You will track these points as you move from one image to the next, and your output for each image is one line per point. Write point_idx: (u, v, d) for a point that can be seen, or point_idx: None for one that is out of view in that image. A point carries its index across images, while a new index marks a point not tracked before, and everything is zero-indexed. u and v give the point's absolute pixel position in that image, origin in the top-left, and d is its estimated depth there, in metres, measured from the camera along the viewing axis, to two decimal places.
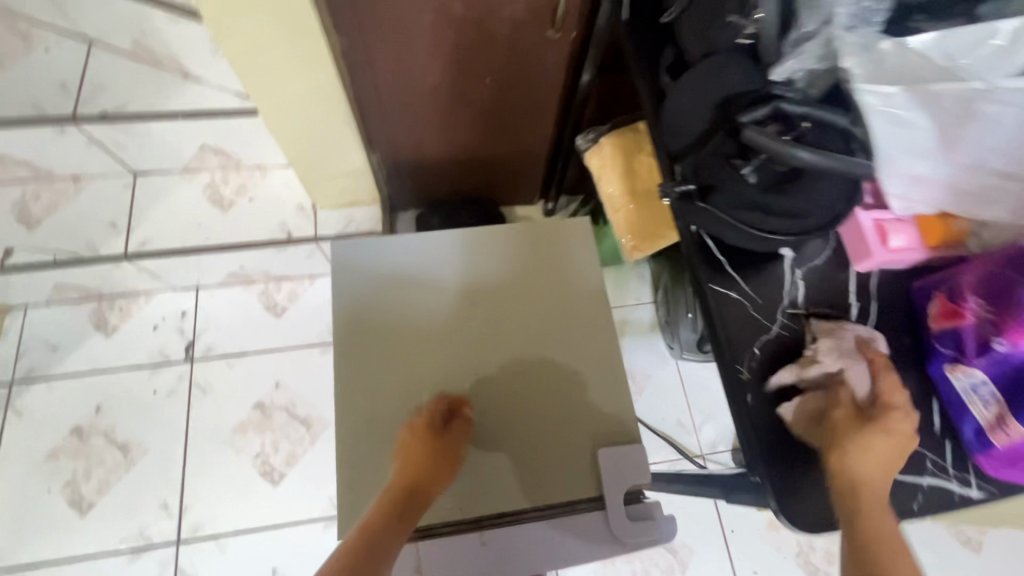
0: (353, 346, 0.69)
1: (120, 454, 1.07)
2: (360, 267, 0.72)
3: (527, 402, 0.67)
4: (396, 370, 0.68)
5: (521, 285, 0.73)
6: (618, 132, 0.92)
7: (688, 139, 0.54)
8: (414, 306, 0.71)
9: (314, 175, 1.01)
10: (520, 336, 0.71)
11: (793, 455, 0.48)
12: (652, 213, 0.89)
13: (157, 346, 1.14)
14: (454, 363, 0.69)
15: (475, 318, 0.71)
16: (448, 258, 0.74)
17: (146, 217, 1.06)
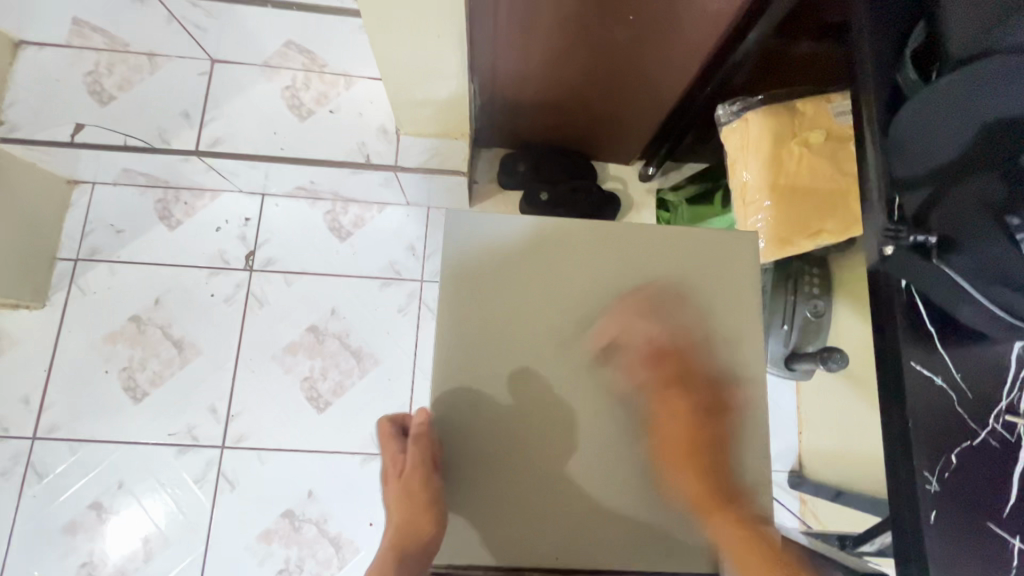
0: (459, 331, 0.61)
1: (175, 350, 1.06)
2: (477, 246, 0.63)
3: (645, 436, 0.60)
4: (504, 369, 0.61)
5: (657, 299, 0.63)
6: (769, 109, 0.76)
7: (926, 167, 0.52)
8: (533, 298, 0.62)
9: (406, 103, 0.89)
10: (652, 366, 0.61)
11: (963, 555, 0.48)
12: (792, 215, 0.76)
13: (218, 248, 1.11)
14: (570, 374, 0.61)
15: (601, 327, 0.62)
16: (579, 250, 0.64)
17: (219, 113, 0.98)
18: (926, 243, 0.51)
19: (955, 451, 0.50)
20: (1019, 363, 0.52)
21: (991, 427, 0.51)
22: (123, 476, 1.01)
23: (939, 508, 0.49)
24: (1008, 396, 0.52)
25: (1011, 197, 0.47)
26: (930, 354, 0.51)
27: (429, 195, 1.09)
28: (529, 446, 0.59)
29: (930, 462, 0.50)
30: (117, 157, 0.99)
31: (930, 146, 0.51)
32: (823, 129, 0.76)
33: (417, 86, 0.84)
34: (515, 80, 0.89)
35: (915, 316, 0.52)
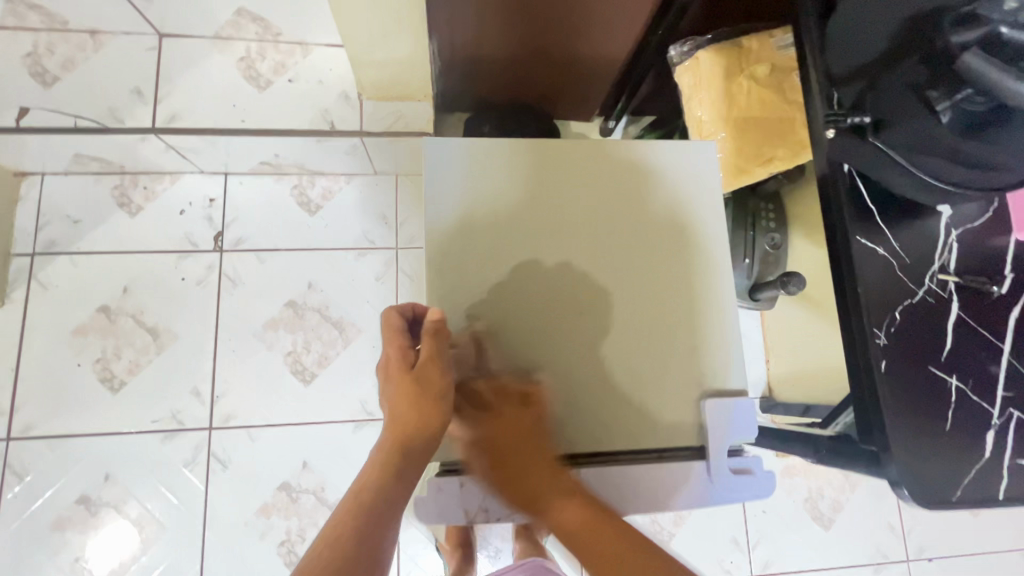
0: (450, 249, 0.64)
1: (150, 337, 1.05)
2: (455, 171, 0.65)
3: (632, 327, 0.63)
4: (495, 280, 0.63)
5: (629, 202, 0.67)
6: (718, 46, 0.81)
7: (858, 65, 0.57)
8: (517, 217, 0.65)
9: (367, 63, 0.89)
10: (630, 269, 0.65)
11: (916, 405, 0.54)
12: (746, 144, 0.81)
13: (184, 231, 1.09)
14: (556, 278, 0.64)
15: (580, 237, 0.65)
16: (552, 165, 0.67)
17: (172, 87, 0.96)
18: (861, 123, 0.56)
19: (899, 311, 0.56)
20: (947, 226, 0.58)
21: (927, 286, 0.57)
22: (110, 468, 0.99)
23: (889, 358, 0.54)
24: (939, 259, 0.58)
25: (930, 76, 0.54)
26: (872, 229, 0.57)
27: (397, 161, 1.09)
28: (525, 345, 0.62)
29: (879, 319, 0.55)
30: (67, 142, 0.95)
31: (861, 45, 0.57)
32: (768, 63, 0.81)
33: (379, 47, 0.86)
34: (469, 44, 0.87)
35: (858, 194, 0.58)
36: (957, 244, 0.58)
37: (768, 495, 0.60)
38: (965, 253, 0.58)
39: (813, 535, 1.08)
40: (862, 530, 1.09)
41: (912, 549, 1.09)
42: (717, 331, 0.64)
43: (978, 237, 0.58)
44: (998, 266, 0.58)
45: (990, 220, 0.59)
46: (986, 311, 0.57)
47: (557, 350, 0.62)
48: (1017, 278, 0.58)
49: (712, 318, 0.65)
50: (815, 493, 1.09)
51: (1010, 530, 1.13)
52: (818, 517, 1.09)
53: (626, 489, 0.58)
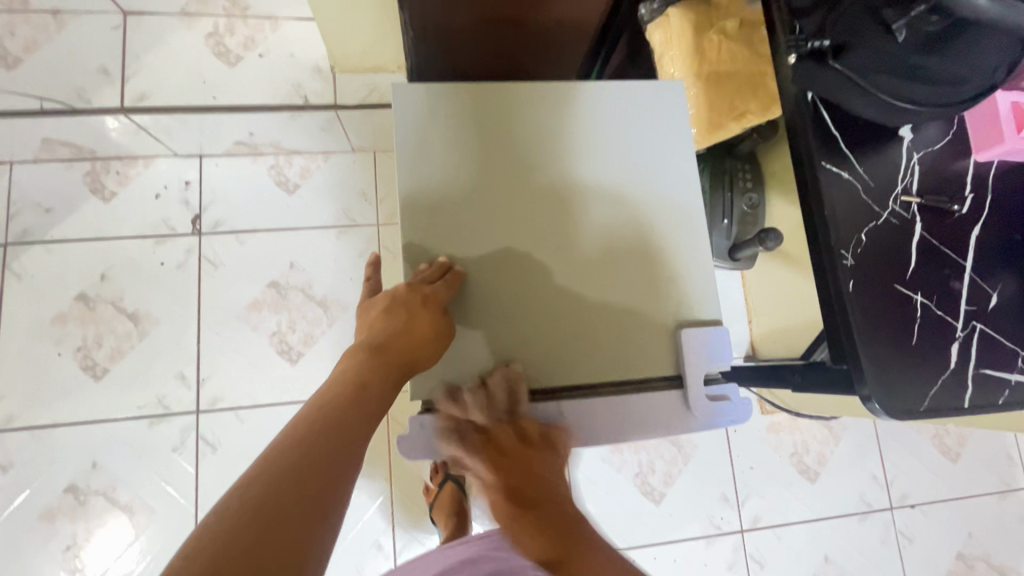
0: (426, 212, 0.64)
1: (131, 323, 1.03)
2: (415, 146, 0.65)
3: (608, 271, 0.65)
4: (472, 235, 0.64)
5: (601, 155, 0.67)
6: (687, 2, 0.81)
7: None
8: (483, 182, 0.65)
9: (338, 33, 0.87)
10: (602, 223, 0.66)
11: (884, 322, 0.55)
12: (719, 96, 0.82)
13: (161, 216, 1.07)
14: (532, 229, 0.65)
15: (548, 197, 0.66)
16: (520, 121, 0.67)
17: (140, 66, 0.92)
18: (821, 49, 0.57)
19: (864, 232, 0.57)
20: (908, 151, 0.60)
21: (891, 209, 0.58)
22: (97, 456, 0.99)
23: (856, 278, 0.55)
24: (902, 183, 0.59)
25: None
26: (837, 154, 0.58)
27: (373, 135, 1.08)
28: (507, 300, 0.63)
29: (847, 241, 0.57)
30: (38, 123, 0.93)
31: None
32: (737, 17, 0.82)
33: (351, 18, 0.85)
34: (438, 16, 0.87)
35: (823, 124, 0.59)
36: (919, 168, 0.60)
37: (743, 421, 0.64)
38: (926, 177, 0.60)
39: (800, 487, 1.10)
40: (847, 479, 1.12)
41: (895, 496, 1.13)
42: (691, 273, 0.66)
43: (939, 162, 0.60)
44: (960, 189, 0.60)
45: (950, 145, 0.61)
46: (950, 234, 0.58)
47: (537, 301, 0.63)
48: (978, 201, 0.59)
49: (684, 262, 0.66)
50: (800, 448, 1.11)
51: (990, 475, 1.16)
52: (804, 471, 1.11)
53: (601, 420, 0.62)
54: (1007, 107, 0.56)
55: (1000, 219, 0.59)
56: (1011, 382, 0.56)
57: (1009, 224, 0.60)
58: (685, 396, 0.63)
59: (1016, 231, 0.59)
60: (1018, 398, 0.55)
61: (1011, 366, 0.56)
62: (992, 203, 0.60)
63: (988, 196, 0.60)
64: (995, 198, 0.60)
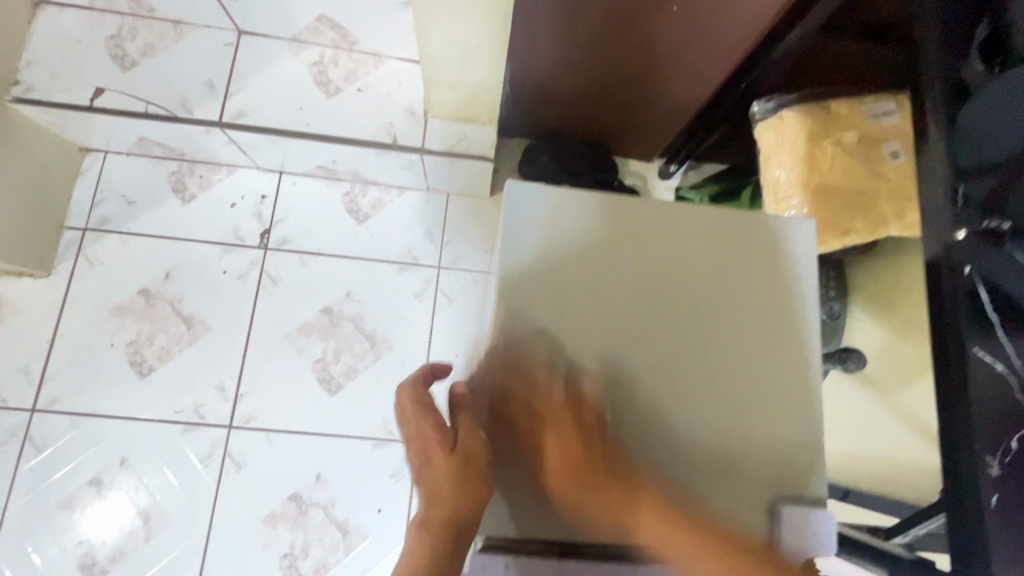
0: (521, 308, 0.59)
1: (184, 326, 1.04)
2: (533, 225, 0.61)
3: (710, 411, 0.58)
4: (570, 335, 0.59)
5: (719, 281, 0.62)
6: (807, 107, 0.78)
7: (991, 159, 0.54)
8: (593, 280, 0.61)
9: (440, 82, 0.86)
10: (712, 354, 0.60)
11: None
12: (825, 210, 0.77)
13: (233, 225, 1.09)
14: (635, 343, 0.59)
15: (658, 313, 0.60)
16: (637, 231, 0.62)
17: (246, 84, 0.96)
18: (997, 228, 0.53)
19: (1014, 439, 0.50)
20: None
21: None
22: (125, 453, 0.98)
23: (1000, 493, 0.49)
24: None
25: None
26: (991, 336, 0.52)
27: (451, 180, 1.07)
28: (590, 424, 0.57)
29: (993, 448, 0.50)
30: (133, 124, 0.96)
31: (992, 140, 0.54)
32: (856, 129, 0.77)
33: (456, 73, 0.84)
34: (541, 72, 0.91)
35: (981, 308, 0.52)
36: None
37: None
38: None
39: None
40: None
41: None
42: (801, 434, 0.59)
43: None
44: None
45: None
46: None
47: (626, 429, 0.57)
48: None
49: (789, 414, 0.59)
50: None
51: None
52: None
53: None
54: None
55: None
56: None
57: None
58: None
59: None
60: None
61: None
62: None
63: None
64: None
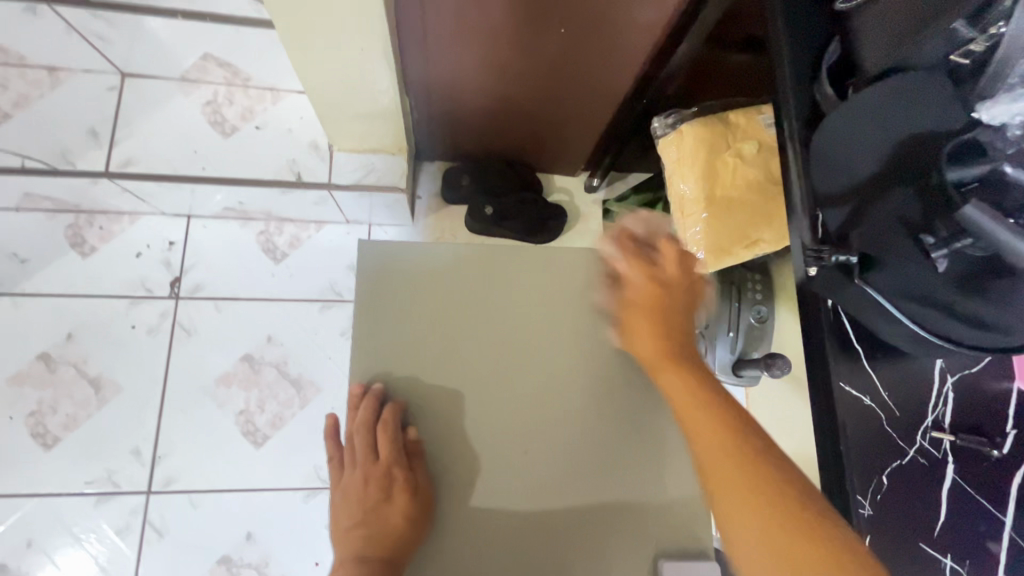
0: (382, 368, 0.55)
1: (91, 390, 0.98)
2: (396, 276, 0.57)
3: (587, 462, 0.55)
4: (437, 392, 0.55)
5: (594, 326, 0.59)
6: (704, 120, 0.76)
7: (849, 185, 0.43)
8: (461, 331, 0.56)
9: (337, 117, 0.82)
10: (586, 401, 0.57)
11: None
12: (730, 222, 0.76)
13: (139, 276, 1.02)
14: (507, 396, 0.55)
15: (530, 363, 0.57)
16: (504, 279, 0.59)
17: (132, 130, 0.91)
18: (848, 262, 0.42)
19: (885, 472, 0.48)
20: (941, 376, 0.48)
21: (918, 444, 0.48)
22: (33, 533, 0.91)
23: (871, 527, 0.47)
24: (934, 410, 0.49)
25: (928, 212, 0.39)
26: (854, 368, 0.47)
27: (369, 212, 1.02)
28: (461, 488, 0.53)
29: (862, 486, 0.47)
30: (14, 183, 0.89)
31: (847, 160, 0.43)
32: (756, 140, 0.77)
33: (349, 107, 0.80)
34: (445, 94, 0.88)
35: (845, 338, 0.47)
36: (955, 395, 0.48)
37: None
38: (966, 404, 0.49)
39: None
40: None
41: None
42: (681, 481, 0.56)
43: (975, 381, 0.48)
44: (996, 421, 0.48)
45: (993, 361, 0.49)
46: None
47: (500, 492, 0.53)
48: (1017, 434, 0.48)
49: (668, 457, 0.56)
50: None
51: None
52: None
53: None
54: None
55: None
56: None
57: None
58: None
59: None
60: None
61: None
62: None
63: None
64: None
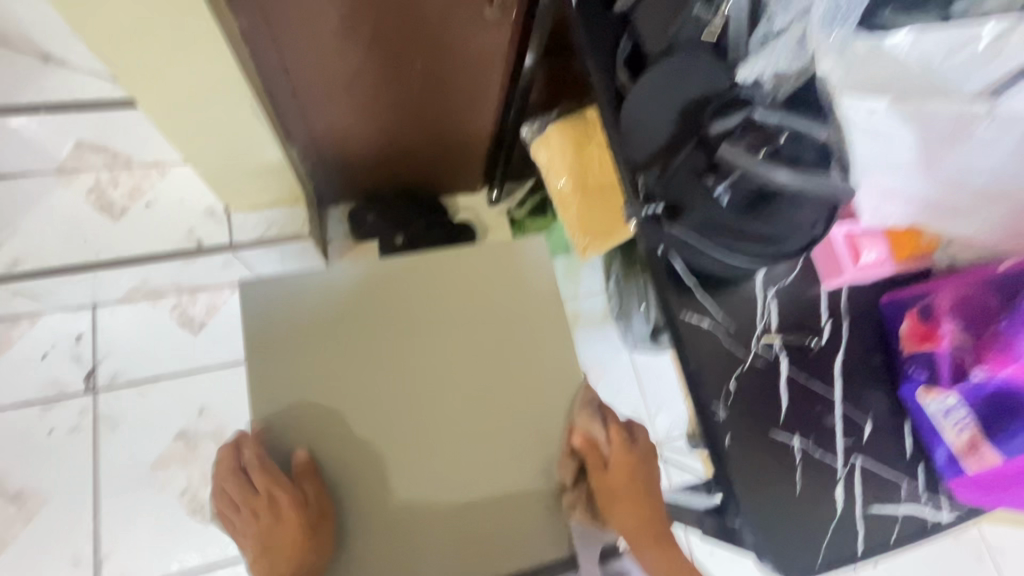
0: (278, 396, 0.57)
1: (16, 505, 0.93)
2: (279, 309, 0.59)
3: (486, 443, 0.57)
4: (335, 409, 0.57)
5: (475, 316, 0.61)
6: (564, 121, 0.85)
7: (651, 147, 0.50)
8: (350, 347, 0.59)
9: (223, 177, 0.84)
10: (478, 388, 0.59)
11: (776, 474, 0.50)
12: (604, 208, 0.84)
13: (51, 377, 0.99)
14: (401, 398, 0.58)
15: (419, 363, 0.59)
16: (382, 290, 0.61)
17: (15, 229, 0.91)
18: (657, 213, 0.49)
19: (732, 379, 0.52)
20: (761, 287, 0.54)
21: (754, 350, 0.53)
22: None
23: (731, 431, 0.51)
24: (762, 319, 0.54)
25: (710, 161, 0.47)
26: (691, 299, 0.52)
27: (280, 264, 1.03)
28: (374, 496, 0.55)
29: (715, 394, 0.52)
30: None
31: (644, 126, 0.50)
32: None
33: (233, 167, 0.82)
34: (326, 138, 0.91)
35: (677, 275, 0.52)
36: (776, 303, 0.54)
37: None
38: (788, 310, 0.54)
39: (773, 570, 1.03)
40: None
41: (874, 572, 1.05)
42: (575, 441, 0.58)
43: (795, 288, 0.55)
44: (817, 318, 0.55)
45: (799, 273, 0.55)
46: (816, 366, 0.53)
47: (414, 491, 0.55)
48: (835, 327, 0.55)
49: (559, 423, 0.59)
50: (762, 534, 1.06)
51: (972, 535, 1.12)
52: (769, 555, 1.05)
53: None
54: (842, 240, 0.53)
55: (865, 332, 0.55)
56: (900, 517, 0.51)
57: (877, 341, 0.55)
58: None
59: (879, 349, 0.55)
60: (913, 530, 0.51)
61: (897, 498, 0.52)
62: (850, 325, 0.55)
63: (845, 319, 0.55)
64: (852, 319, 0.55)
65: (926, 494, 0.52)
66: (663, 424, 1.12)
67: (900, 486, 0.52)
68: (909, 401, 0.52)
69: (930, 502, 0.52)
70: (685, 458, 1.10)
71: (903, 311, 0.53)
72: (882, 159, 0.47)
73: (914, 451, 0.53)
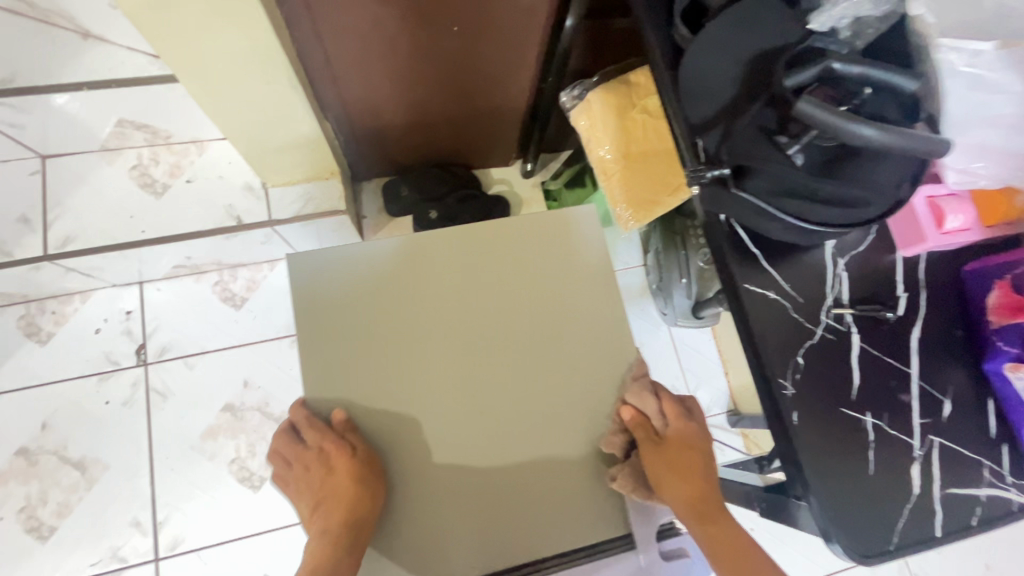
0: (326, 366, 0.56)
1: (78, 472, 0.97)
2: (326, 280, 0.58)
3: (537, 412, 0.57)
4: (384, 379, 0.56)
5: (522, 286, 0.61)
6: (607, 86, 0.80)
7: (715, 106, 0.47)
8: (398, 318, 0.58)
9: (262, 154, 0.83)
10: (527, 358, 0.58)
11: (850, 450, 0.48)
12: (648, 177, 0.81)
13: (103, 350, 1.02)
14: (451, 368, 0.57)
15: (467, 333, 0.58)
16: (429, 261, 0.60)
17: (65, 208, 0.92)
18: (723, 177, 0.47)
19: (801, 354, 0.50)
20: (832, 256, 0.52)
21: (825, 323, 0.50)
22: None
23: (798, 409, 0.48)
24: (833, 291, 0.51)
25: (782, 118, 0.43)
26: (758, 271, 0.51)
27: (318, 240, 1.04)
28: (426, 468, 0.55)
29: (783, 368, 0.49)
30: None
31: (707, 84, 0.47)
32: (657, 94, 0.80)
33: (271, 144, 0.81)
34: (362, 110, 0.90)
35: (740, 242, 0.51)
36: (848, 274, 0.52)
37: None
38: (857, 282, 0.52)
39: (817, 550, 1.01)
40: None
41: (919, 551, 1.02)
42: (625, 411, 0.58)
43: (866, 258, 0.52)
44: (890, 288, 0.52)
45: (873, 243, 0.52)
46: (891, 342, 0.51)
47: (465, 460, 0.55)
48: (911, 299, 0.52)
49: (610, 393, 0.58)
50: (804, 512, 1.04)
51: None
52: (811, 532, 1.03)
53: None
54: (924, 205, 0.50)
55: (945, 306, 0.52)
56: (981, 499, 0.48)
57: (959, 315, 0.52)
58: (641, 563, 0.53)
59: (960, 324, 0.52)
60: (993, 514, 0.48)
61: (978, 480, 0.49)
62: (927, 298, 0.52)
63: (922, 290, 0.52)
64: (929, 291, 0.52)
65: (1011, 477, 0.49)
66: (703, 400, 1.09)
67: (981, 466, 0.49)
68: (995, 378, 0.50)
69: (1015, 485, 0.49)
70: (725, 435, 1.08)
71: (992, 282, 0.50)
72: (980, 107, 0.46)
73: (998, 432, 0.50)
